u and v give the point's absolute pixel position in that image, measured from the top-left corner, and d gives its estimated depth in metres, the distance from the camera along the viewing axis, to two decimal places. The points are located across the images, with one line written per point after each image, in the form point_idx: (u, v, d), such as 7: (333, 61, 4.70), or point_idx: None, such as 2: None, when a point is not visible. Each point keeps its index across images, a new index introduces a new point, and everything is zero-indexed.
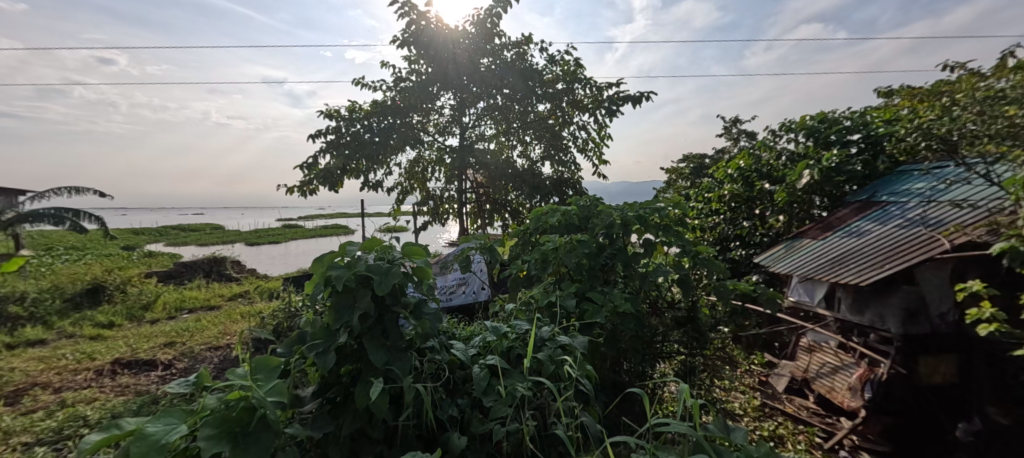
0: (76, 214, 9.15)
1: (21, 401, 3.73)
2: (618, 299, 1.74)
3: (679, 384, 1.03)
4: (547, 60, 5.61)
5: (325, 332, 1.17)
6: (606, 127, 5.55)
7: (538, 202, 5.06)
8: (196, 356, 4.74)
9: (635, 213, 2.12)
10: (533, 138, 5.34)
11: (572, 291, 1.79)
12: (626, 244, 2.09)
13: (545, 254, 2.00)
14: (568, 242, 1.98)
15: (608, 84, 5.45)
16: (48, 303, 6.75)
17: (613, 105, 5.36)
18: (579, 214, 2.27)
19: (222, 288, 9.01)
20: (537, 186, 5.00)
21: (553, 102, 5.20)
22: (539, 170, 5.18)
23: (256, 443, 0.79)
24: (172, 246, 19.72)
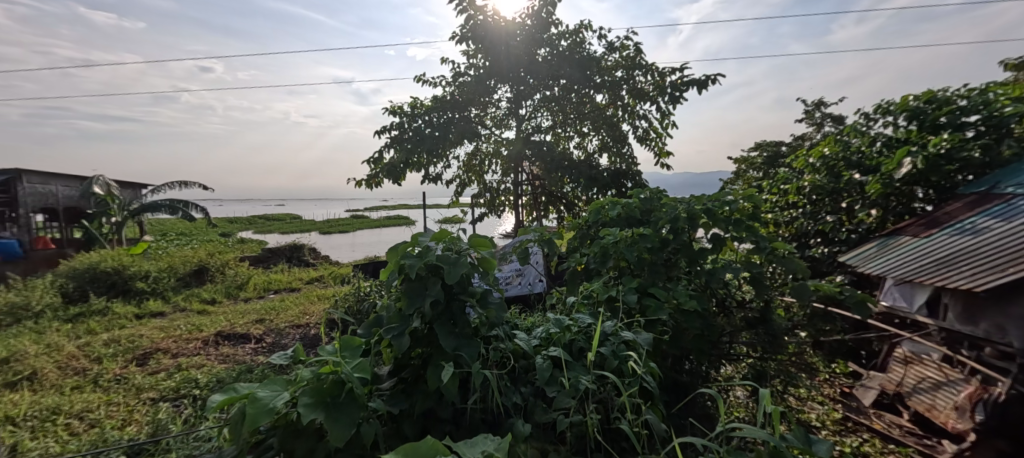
0: (185, 205, 10.46)
1: (148, 363, 4.39)
2: (683, 296, 1.69)
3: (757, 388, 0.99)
4: (607, 47, 5.49)
5: (399, 317, 1.25)
6: (670, 115, 5.35)
7: (594, 195, 4.95)
8: (282, 333, 5.26)
9: (702, 206, 2.02)
10: (590, 128, 5.32)
11: (633, 286, 1.74)
12: (693, 239, 1.99)
13: (604, 247, 1.97)
14: (629, 236, 1.97)
15: (671, 69, 5.22)
16: (165, 280, 7.81)
17: (677, 91, 5.13)
18: (640, 208, 2.19)
19: (302, 272, 9.88)
20: (594, 178, 4.89)
21: (613, 92, 5.07)
22: (596, 162, 5.09)
23: (345, 413, 0.88)
24: (259, 234, 21.88)
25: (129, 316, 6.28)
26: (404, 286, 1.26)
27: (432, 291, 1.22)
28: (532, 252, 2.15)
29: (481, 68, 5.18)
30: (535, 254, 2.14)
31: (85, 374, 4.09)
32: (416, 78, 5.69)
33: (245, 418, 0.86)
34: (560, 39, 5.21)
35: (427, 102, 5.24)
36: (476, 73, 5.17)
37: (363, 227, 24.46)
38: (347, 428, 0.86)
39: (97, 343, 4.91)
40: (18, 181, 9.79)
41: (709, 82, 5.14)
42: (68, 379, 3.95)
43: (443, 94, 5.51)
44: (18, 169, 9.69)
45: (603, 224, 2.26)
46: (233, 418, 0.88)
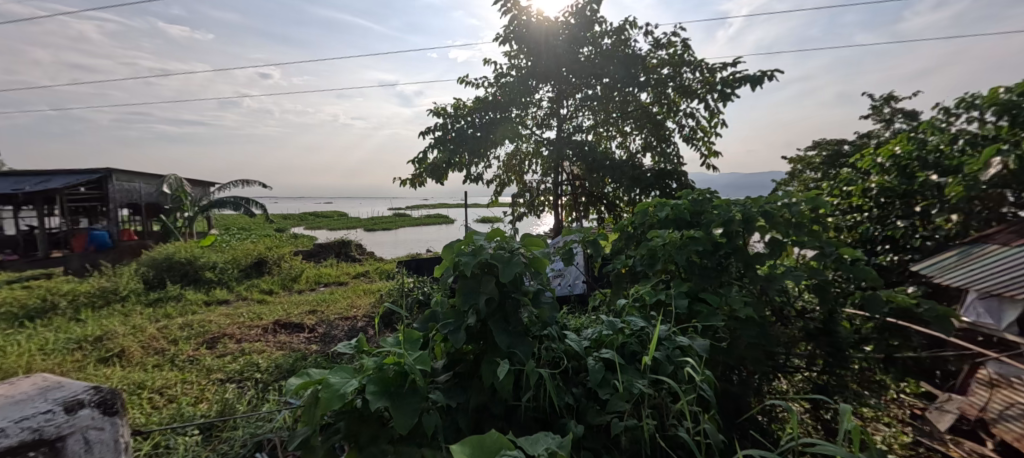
0: (247, 202, 11.25)
1: (217, 346, 4.76)
2: (738, 302, 1.62)
3: (837, 402, 0.95)
4: (654, 44, 5.35)
5: (455, 312, 1.28)
6: (719, 114, 5.13)
7: (637, 195, 4.83)
8: (332, 324, 5.52)
9: (759, 208, 1.89)
10: (633, 128, 5.21)
11: (683, 290, 1.67)
12: (747, 243, 1.84)
13: (653, 250, 1.90)
14: (678, 238, 1.86)
15: (722, 65, 5.00)
16: (229, 271, 8.42)
17: (728, 88, 4.91)
18: (690, 209, 2.04)
19: (349, 267, 10.35)
20: (636, 178, 4.76)
21: (658, 90, 4.93)
22: (640, 162, 4.95)
23: (408, 403, 0.92)
24: (311, 230, 23.09)
25: (199, 302, 6.84)
26: (458, 283, 1.29)
27: (486, 289, 1.23)
28: (578, 251, 2.04)
29: (523, 69, 5.19)
30: (580, 255, 2.04)
31: (163, 354, 4.49)
32: (460, 80, 5.80)
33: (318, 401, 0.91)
34: (604, 37, 5.14)
35: (469, 103, 5.31)
36: (518, 73, 5.19)
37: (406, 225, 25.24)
38: (410, 417, 0.90)
39: (173, 327, 5.38)
40: (107, 179, 10.90)
41: (762, 78, 4.89)
42: (150, 357, 4.36)
43: (485, 95, 5.57)
44: (107, 168, 10.79)
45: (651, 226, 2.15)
46: (309, 401, 0.95)
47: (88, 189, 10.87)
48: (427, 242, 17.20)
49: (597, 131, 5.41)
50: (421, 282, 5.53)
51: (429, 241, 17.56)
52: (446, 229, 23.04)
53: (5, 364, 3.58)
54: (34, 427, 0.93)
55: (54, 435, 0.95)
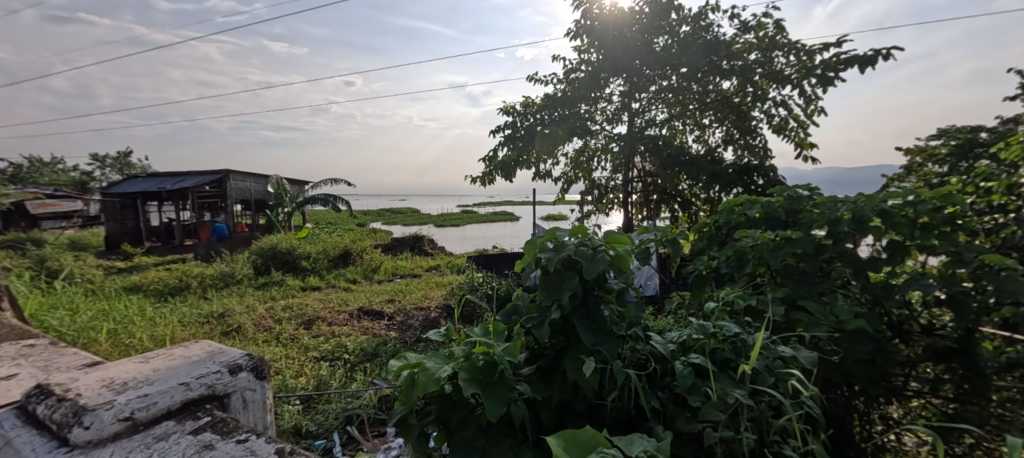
0: (336, 199, 12.32)
1: (312, 327, 5.28)
2: (846, 312, 1.37)
3: (1009, 438, 0.78)
4: (739, 27, 4.95)
5: (537, 307, 1.28)
6: (817, 101, 4.62)
7: (717, 193, 4.47)
8: (407, 313, 5.83)
9: (874, 206, 1.57)
10: (714, 120, 4.88)
11: (778, 296, 1.48)
12: (858, 246, 1.57)
13: (740, 251, 1.66)
14: (772, 240, 1.66)
15: (822, 46, 4.49)
16: (321, 261, 9.24)
17: (830, 71, 4.38)
18: (785, 207, 1.75)
19: (424, 260, 10.89)
20: (717, 174, 4.40)
21: (744, 77, 4.55)
22: (720, 157, 4.58)
23: (496, 392, 0.98)
24: (391, 226, 24.63)
25: (297, 287, 7.61)
26: (541, 279, 1.28)
27: (569, 285, 1.21)
28: (652, 251, 1.74)
29: (593, 63, 5.05)
30: (653, 255, 1.75)
31: (270, 331, 5.05)
32: (529, 77, 5.80)
33: (415, 383, 1.00)
34: (681, 24, 4.85)
35: (538, 100, 5.29)
36: (588, 68, 5.07)
37: (477, 222, 26.01)
38: (499, 405, 0.95)
39: (278, 308, 6.02)
40: (224, 178, 12.47)
41: (873, 58, 4.29)
42: (259, 333, 4.94)
43: (555, 91, 5.52)
44: (227, 170, 12.43)
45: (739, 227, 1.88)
46: (407, 381, 1.04)
47: (209, 187, 12.53)
48: (495, 239, 17.59)
49: (672, 124, 5.14)
50: (490, 277, 5.65)
51: (497, 238, 17.90)
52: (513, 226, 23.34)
53: (154, 331, 4.27)
54: (209, 383, 1.39)
55: (220, 391, 1.41)
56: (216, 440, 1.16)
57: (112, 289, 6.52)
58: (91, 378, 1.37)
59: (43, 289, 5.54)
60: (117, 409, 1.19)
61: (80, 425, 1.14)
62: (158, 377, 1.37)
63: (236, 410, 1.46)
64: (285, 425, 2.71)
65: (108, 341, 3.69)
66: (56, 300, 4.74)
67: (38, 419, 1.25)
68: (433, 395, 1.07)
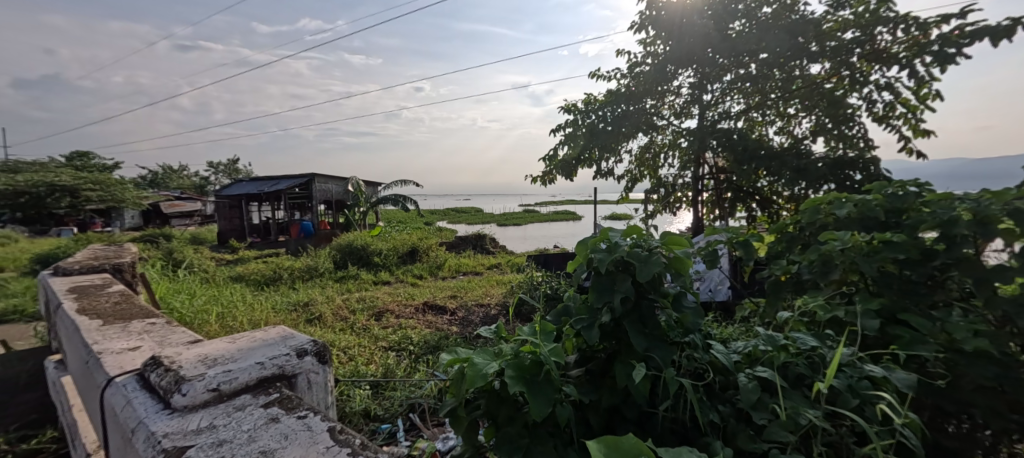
0: (404, 200, 12.88)
1: (382, 318, 5.56)
2: (963, 329, 1.17)
3: None
4: (832, 4, 4.50)
5: (587, 309, 1.22)
6: (931, 83, 4.07)
7: (802, 189, 4.09)
8: (470, 309, 5.95)
9: (1003, 205, 1.32)
10: (800, 108, 4.46)
11: (873, 308, 1.27)
12: (979, 251, 1.33)
13: (825, 254, 1.43)
14: (864, 243, 1.41)
15: (939, 18, 3.96)
16: (390, 257, 9.69)
17: (949, 48, 3.85)
18: (884, 205, 1.54)
19: (486, 258, 11.07)
20: (803, 169, 4.02)
21: (837, 59, 4.14)
22: (808, 150, 4.19)
23: (542, 392, 0.96)
24: (453, 225, 25.36)
25: (369, 281, 8.06)
26: (592, 280, 1.23)
27: (621, 288, 1.15)
28: (720, 254, 1.61)
29: (660, 55, 4.84)
30: (721, 258, 1.62)
31: (347, 321, 5.39)
32: (592, 74, 5.70)
33: (464, 377, 1.02)
34: (762, 6, 4.48)
35: (601, 97, 5.16)
36: (654, 60, 4.87)
37: (535, 221, 26.07)
38: (544, 405, 0.93)
39: (352, 300, 6.41)
40: (309, 181, 13.61)
41: (1007, 28, 3.68)
42: (337, 322, 5.28)
43: (618, 87, 5.36)
44: (311, 174, 13.52)
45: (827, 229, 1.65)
46: (457, 374, 1.07)
47: (296, 189, 13.73)
48: (556, 238, 17.49)
49: (750, 116, 4.78)
50: (549, 276, 5.61)
51: (558, 237, 17.81)
52: (574, 225, 23.08)
53: (253, 314, 4.71)
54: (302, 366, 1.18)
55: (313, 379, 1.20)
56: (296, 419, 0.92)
57: (222, 278, 7.37)
58: (188, 350, 1.18)
59: (168, 275, 6.39)
60: (207, 380, 1.00)
61: (175, 393, 0.96)
62: (244, 353, 1.15)
63: (315, 399, 1.20)
64: (356, 408, 2.85)
65: (217, 322, 4.14)
66: (176, 285, 5.42)
67: (141, 387, 1.08)
68: (480, 390, 1.07)
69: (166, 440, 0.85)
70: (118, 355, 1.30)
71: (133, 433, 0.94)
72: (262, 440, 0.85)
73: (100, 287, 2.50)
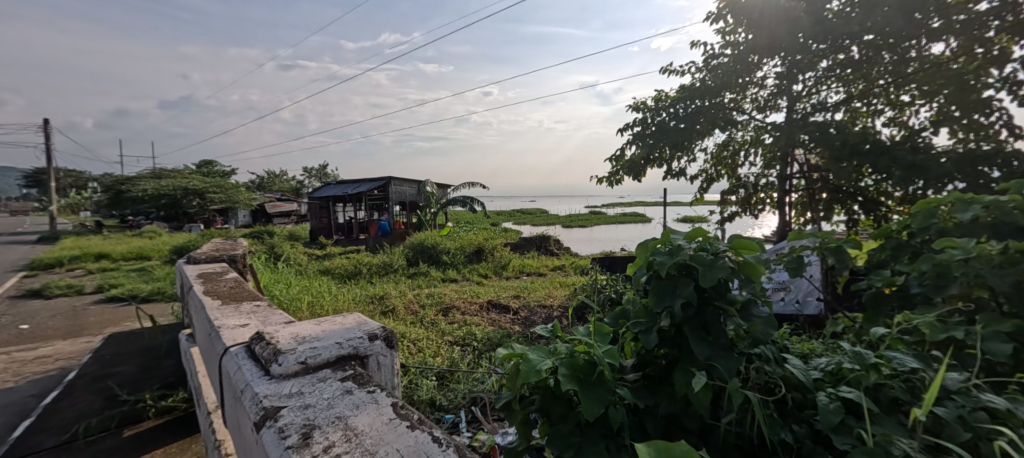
0: (471, 201, 13.27)
1: (449, 314, 5.79)
2: None
3: None
4: None
5: (646, 313, 1.21)
6: None
7: (917, 190, 3.61)
8: (533, 309, 6.01)
9: None
10: (915, 96, 3.93)
11: (1005, 332, 1.09)
12: None
13: (941, 266, 1.26)
14: (999, 253, 1.20)
15: None
16: (457, 256, 10.03)
17: None
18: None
19: (549, 260, 11.10)
20: (917, 166, 3.55)
21: (967, 35, 3.54)
22: (928, 143, 3.69)
23: (594, 392, 0.97)
24: (516, 226, 25.66)
25: (438, 278, 8.43)
26: (652, 284, 1.21)
27: (683, 293, 1.13)
28: (805, 262, 1.50)
29: (740, 45, 4.58)
30: (806, 266, 1.51)
31: (417, 315, 5.69)
32: (664, 69, 5.51)
33: (519, 372, 1.06)
34: None
35: (672, 93, 4.98)
36: (734, 51, 4.61)
37: (600, 224, 25.61)
38: (597, 406, 0.95)
39: (423, 295, 6.75)
40: (386, 183, 14.51)
41: None
42: (408, 316, 5.59)
43: (692, 81, 5.14)
44: (387, 176, 14.40)
45: (947, 235, 1.39)
46: (512, 368, 1.12)
47: (374, 191, 14.72)
48: (621, 241, 17.07)
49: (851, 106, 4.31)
50: (614, 280, 5.52)
51: (623, 241, 17.37)
52: (641, 228, 22.34)
53: (337, 305, 5.12)
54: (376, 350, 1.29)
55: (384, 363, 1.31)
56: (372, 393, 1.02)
57: (310, 270, 8.11)
58: (284, 328, 1.34)
59: (266, 266, 7.17)
60: (298, 353, 1.14)
61: (275, 362, 1.11)
62: (326, 333, 1.29)
63: (382, 379, 1.30)
64: (424, 397, 3.00)
65: (307, 309, 4.58)
66: (275, 275, 6.08)
67: (248, 356, 1.25)
68: (534, 386, 1.11)
69: (266, 399, 0.99)
70: (232, 330, 1.50)
71: (240, 393, 1.10)
72: (339, 406, 0.95)
73: (220, 274, 2.90)
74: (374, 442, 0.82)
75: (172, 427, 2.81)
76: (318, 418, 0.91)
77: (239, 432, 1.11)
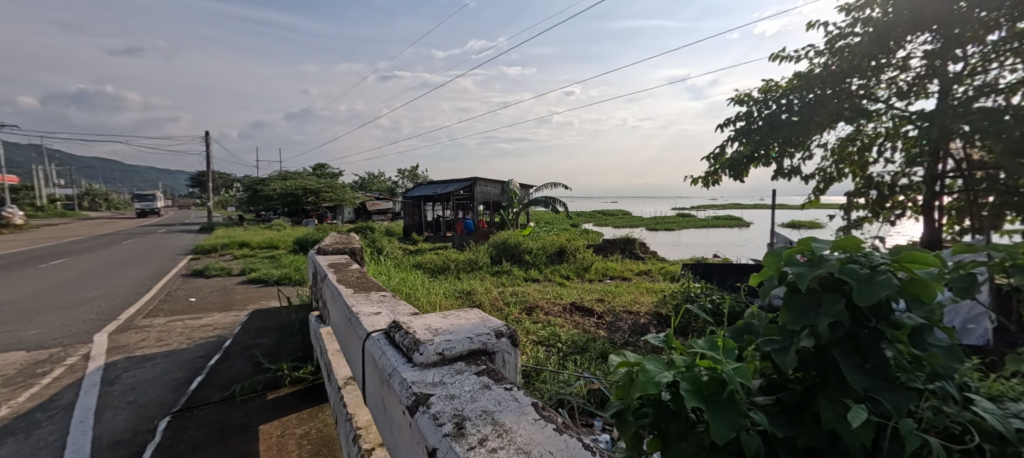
0: (554, 201, 13.28)
1: (532, 313, 5.83)
2: None
3: None
4: None
5: (781, 329, 1.08)
6: None
7: None
8: (618, 315, 5.80)
9: None
10: None
11: None
12: None
13: None
14: None
15: None
16: (540, 256, 10.07)
17: None
18: None
19: (634, 264, 10.68)
20: None
21: None
22: None
23: (724, 413, 0.89)
24: (599, 227, 25.08)
25: (520, 277, 8.55)
26: (789, 298, 1.08)
27: (831, 311, 0.99)
28: (983, 281, 1.07)
29: (874, 21, 3.91)
30: (984, 286, 1.08)
31: (501, 312, 5.82)
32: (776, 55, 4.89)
33: (635, 382, 1.02)
34: None
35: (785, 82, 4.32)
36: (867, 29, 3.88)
37: (690, 226, 24.04)
38: (728, 428, 0.87)
39: (507, 293, 6.90)
40: (473, 183, 15.11)
41: None
42: (494, 312, 5.74)
43: (810, 67, 4.49)
44: (473, 177, 15.01)
45: None
46: (626, 377, 1.08)
47: (462, 191, 15.40)
48: (714, 246, 15.81)
49: None
50: (710, 289, 5.10)
51: (715, 246, 16.10)
52: (741, 233, 20.42)
53: (430, 297, 5.43)
54: (501, 347, 1.33)
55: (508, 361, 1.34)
56: (513, 391, 1.05)
57: (406, 264, 8.73)
58: (416, 319, 1.45)
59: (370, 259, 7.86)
60: (437, 344, 1.22)
61: (418, 351, 1.19)
62: (455, 327, 1.37)
63: (507, 375, 1.34)
64: None
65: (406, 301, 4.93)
66: (377, 268, 6.64)
67: (389, 343, 1.37)
68: (651, 400, 1.06)
69: (415, 385, 1.07)
70: (369, 317, 1.67)
71: (388, 376, 1.20)
72: (483, 401, 1.00)
73: (346, 265, 3.26)
74: (526, 440, 0.84)
75: (302, 395, 3.22)
76: (466, 409, 0.96)
77: (385, 412, 1.23)
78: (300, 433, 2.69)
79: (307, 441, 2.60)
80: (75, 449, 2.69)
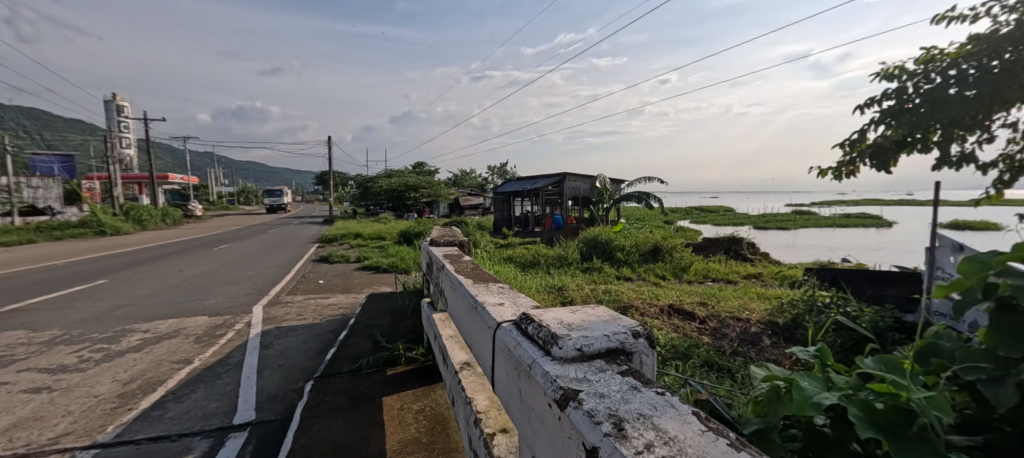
0: (648, 197, 12.62)
1: (627, 313, 5.58)
2: None
3: None
4: None
5: (989, 356, 0.88)
6: None
7: None
8: (723, 322, 5.27)
9: None
10: None
11: None
12: None
13: None
14: None
15: None
16: (633, 254, 9.63)
17: None
18: None
19: (740, 266, 9.70)
20: None
21: None
22: None
23: (914, 448, 0.73)
24: (700, 225, 23.25)
25: (612, 276, 8.25)
26: (1003, 318, 0.87)
27: None
28: None
29: None
30: None
31: None
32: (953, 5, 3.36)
33: (787, 400, 0.91)
34: None
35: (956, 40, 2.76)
36: None
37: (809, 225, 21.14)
38: None
39: (599, 290, 6.69)
40: (562, 179, 15.01)
41: None
42: None
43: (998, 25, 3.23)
44: (563, 173, 14.92)
45: None
46: (771, 393, 0.96)
47: (551, 186, 15.39)
48: (842, 249, 13.62)
49: None
50: (841, 300, 4.35)
51: (842, 248, 13.90)
52: (880, 234, 17.30)
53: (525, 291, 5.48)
54: (638, 348, 1.28)
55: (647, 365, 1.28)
56: (668, 398, 1.00)
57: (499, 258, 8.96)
58: (546, 313, 1.46)
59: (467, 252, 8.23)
60: (574, 340, 1.21)
61: (556, 345, 1.19)
62: (588, 324, 1.35)
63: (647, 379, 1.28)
64: None
65: None
66: None
67: (522, 335, 1.40)
68: (805, 424, 0.93)
69: (560, 379, 1.07)
70: (496, 308, 1.73)
71: (528, 367, 1.23)
72: (636, 403, 0.96)
73: (457, 256, 3.45)
74: (699, 452, 0.78)
75: (416, 374, 3.49)
76: (622, 410, 0.92)
77: (522, 400, 1.26)
78: (416, 409, 2.92)
79: (423, 416, 2.81)
80: (246, 398, 3.27)
